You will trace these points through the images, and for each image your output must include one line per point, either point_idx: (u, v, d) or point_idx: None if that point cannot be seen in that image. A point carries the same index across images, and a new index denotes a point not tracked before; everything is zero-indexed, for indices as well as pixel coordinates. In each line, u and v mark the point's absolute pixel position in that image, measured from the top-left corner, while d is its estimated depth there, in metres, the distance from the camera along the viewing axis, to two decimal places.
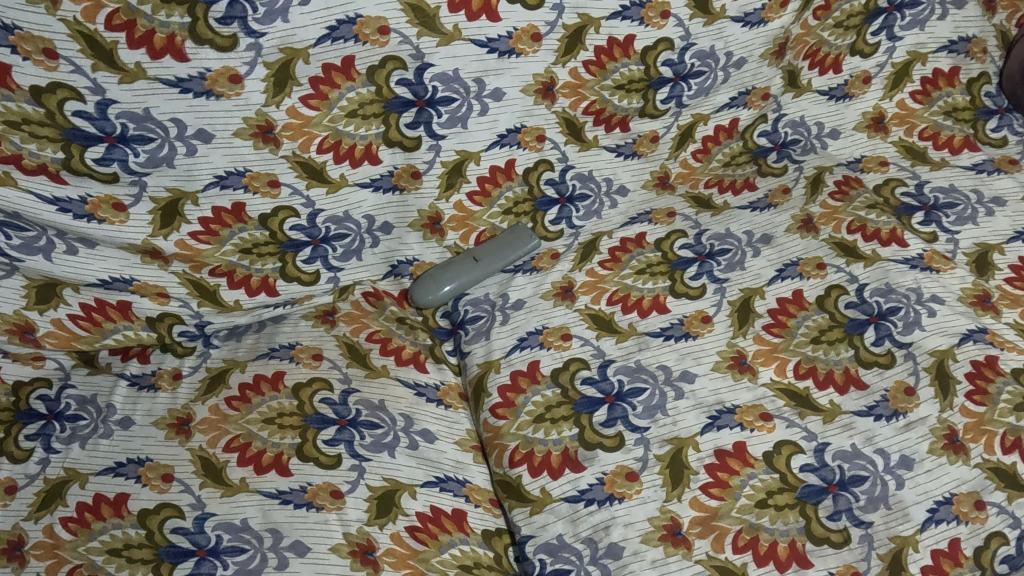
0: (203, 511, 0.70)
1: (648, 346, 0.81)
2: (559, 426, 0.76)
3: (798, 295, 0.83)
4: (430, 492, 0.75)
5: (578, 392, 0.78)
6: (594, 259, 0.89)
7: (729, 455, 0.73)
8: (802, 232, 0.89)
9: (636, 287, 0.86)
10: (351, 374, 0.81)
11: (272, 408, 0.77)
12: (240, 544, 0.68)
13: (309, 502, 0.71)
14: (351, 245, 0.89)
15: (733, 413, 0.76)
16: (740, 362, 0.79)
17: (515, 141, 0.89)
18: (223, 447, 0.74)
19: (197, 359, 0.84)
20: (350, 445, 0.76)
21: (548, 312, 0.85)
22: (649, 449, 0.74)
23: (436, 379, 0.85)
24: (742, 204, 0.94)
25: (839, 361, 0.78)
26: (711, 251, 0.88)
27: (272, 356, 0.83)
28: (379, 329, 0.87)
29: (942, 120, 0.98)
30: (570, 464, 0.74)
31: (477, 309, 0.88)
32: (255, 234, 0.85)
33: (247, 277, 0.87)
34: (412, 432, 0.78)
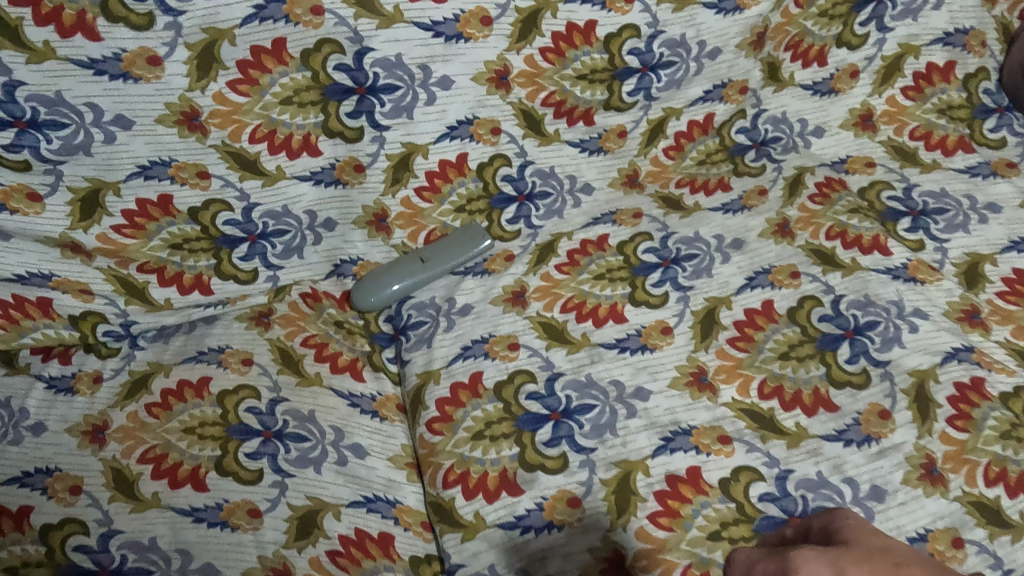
0: (109, 528, 0.66)
1: (601, 358, 0.74)
2: (498, 445, 0.69)
3: (768, 306, 0.77)
4: (356, 513, 0.69)
5: (522, 407, 0.71)
6: (550, 262, 0.82)
7: (681, 482, 0.66)
8: (777, 237, 0.82)
9: (593, 293, 0.78)
10: (281, 381, 0.75)
11: (194, 417, 0.73)
12: (146, 565, 0.65)
13: (225, 520, 0.67)
14: (291, 242, 0.83)
15: (688, 435, 0.69)
16: (700, 379, 0.72)
17: (468, 134, 0.83)
18: (138, 458, 0.70)
19: (120, 361, 0.78)
20: (273, 460, 0.70)
21: (495, 319, 0.77)
22: (595, 472, 0.67)
23: (373, 389, 0.77)
24: (715, 205, 0.86)
25: (808, 379, 0.72)
26: (677, 256, 0.81)
27: (199, 360, 0.77)
28: (316, 332, 0.79)
29: (935, 118, 0.91)
30: (508, 486, 0.67)
31: (421, 314, 0.80)
32: (185, 228, 0.79)
33: (179, 274, 0.81)
34: (343, 446, 0.72)
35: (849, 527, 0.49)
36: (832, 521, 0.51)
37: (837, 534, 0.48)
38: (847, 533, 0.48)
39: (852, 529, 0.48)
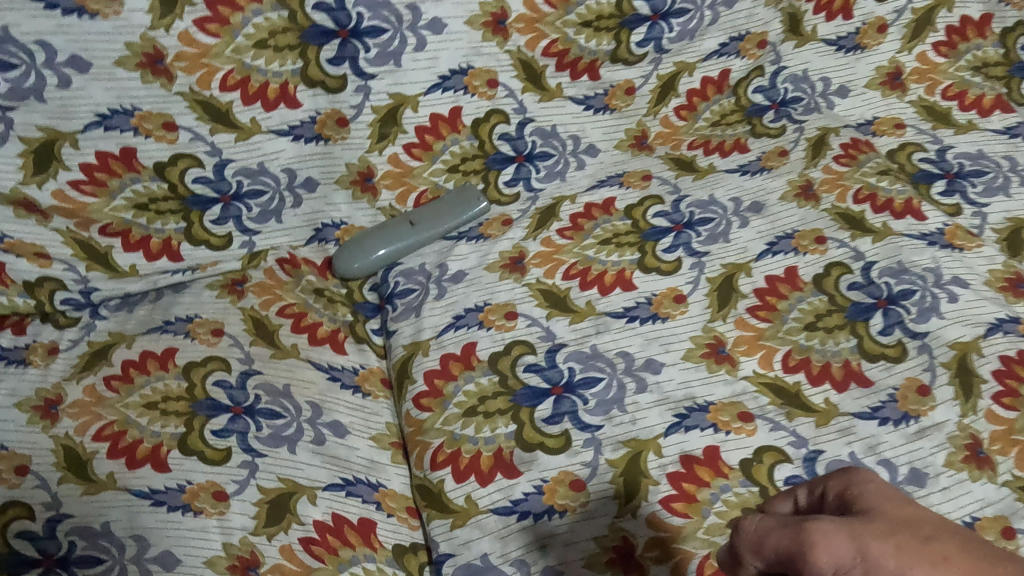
0: (57, 512, 0.59)
1: (607, 328, 0.67)
2: (493, 422, 0.62)
3: (792, 273, 0.70)
4: (334, 496, 0.61)
5: (520, 380, 0.64)
6: (552, 226, 0.75)
7: (698, 463, 0.59)
8: (800, 200, 0.75)
9: (598, 259, 0.71)
10: (254, 353, 0.68)
11: (156, 391, 0.66)
12: (97, 553, 0.57)
13: (186, 504, 0.60)
14: (268, 205, 0.76)
15: (706, 411, 0.62)
16: (717, 351, 0.65)
17: (461, 86, 0.76)
18: (93, 435, 0.63)
19: (79, 331, 0.71)
20: (243, 438, 0.63)
21: (491, 287, 0.70)
22: (600, 453, 0.60)
23: (356, 362, 0.70)
24: (730, 166, 0.79)
25: (837, 352, 0.65)
26: (691, 221, 0.74)
27: (164, 331, 0.70)
28: (294, 302, 0.73)
29: (970, 76, 0.84)
30: (503, 467, 0.60)
31: (410, 281, 0.73)
32: (151, 186, 0.72)
33: (145, 239, 0.74)
34: (320, 424, 0.65)
35: (880, 491, 0.35)
36: (849, 474, 0.37)
37: (862, 502, 0.34)
38: (879, 504, 0.34)
39: (885, 499, 0.34)
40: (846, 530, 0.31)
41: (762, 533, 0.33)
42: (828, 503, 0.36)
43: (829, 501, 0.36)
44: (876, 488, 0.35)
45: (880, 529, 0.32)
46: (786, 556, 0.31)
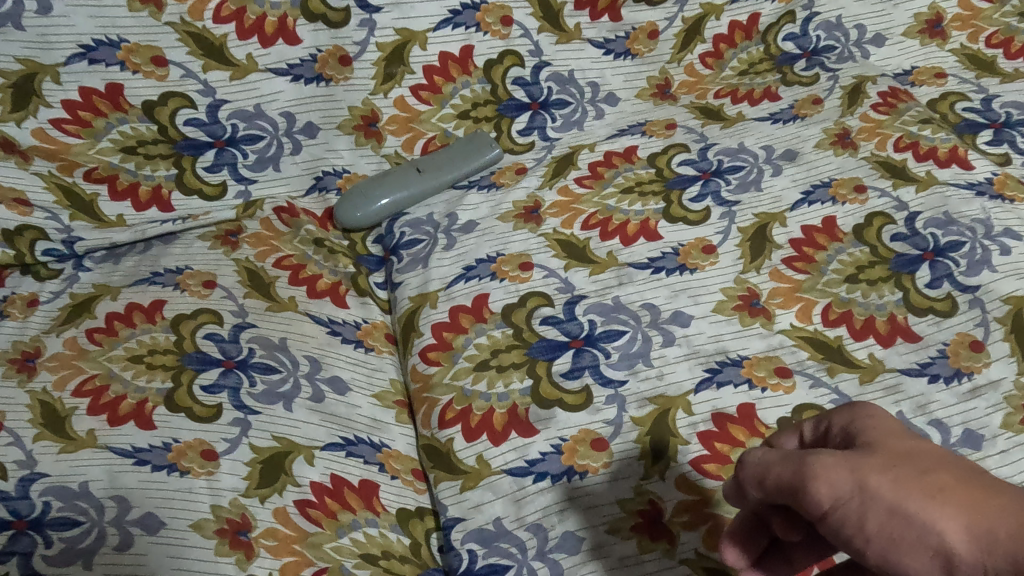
0: (31, 471, 0.52)
1: (630, 279, 0.61)
2: (507, 377, 0.57)
3: (830, 223, 0.64)
4: (333, 457, 0.56)
5: (536, 333, 0.59)
6: (569, 175, 0.70)
7: (732, 422, 0.54)
8: (837, 148, 0.70)
9: (620, 208, 0.66)
10: (249, 306, 0.63)
11: (142, 344, 0.60)
12: (73, 515, 0.50)
13: (172, 464, 0.53)
14: (266, 151, 0.71)
15: (739, 366, 0.57)
16: (751, 303, 0.60)
17: (473, 22, 0.72)
18: (73, 391, 0.57)
19: (62, 284, 0.65)
20: (235, 394, 0.58)
21: (504, 237, 0.65)
22: (624, 410, 0.55)
23: (358, 316, 0.65)
24: (761, 114, 0.74)
25: (882, 305, 0.60)
26: (719, 168, 0.69)
27: (152, 283, 0.64)
28: (292, 253, 0.68)
29: (1016, 23, 0.80)
30: (517, 425, 0.55)
31: (417, 231, 0.68)
32: (139, 127, 0.67)
33: (133, 186, 0.69)
34: (319, 380, 0.60)
35: (884, 426, 0.31)
36: (855, 408, 0.33)
37: (866, 436, 0.31)
38: (883, 433, 0.31)
39: (891, 428, 0.31)
40: (843, 463, 0.29)
41: (763, 466, 0.31)
42: (832, 438, 0.33)
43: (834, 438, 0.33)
44: (884, 421, 0.32)
45: (880, 463, 0.28)
46: (787, 488, 0.30)
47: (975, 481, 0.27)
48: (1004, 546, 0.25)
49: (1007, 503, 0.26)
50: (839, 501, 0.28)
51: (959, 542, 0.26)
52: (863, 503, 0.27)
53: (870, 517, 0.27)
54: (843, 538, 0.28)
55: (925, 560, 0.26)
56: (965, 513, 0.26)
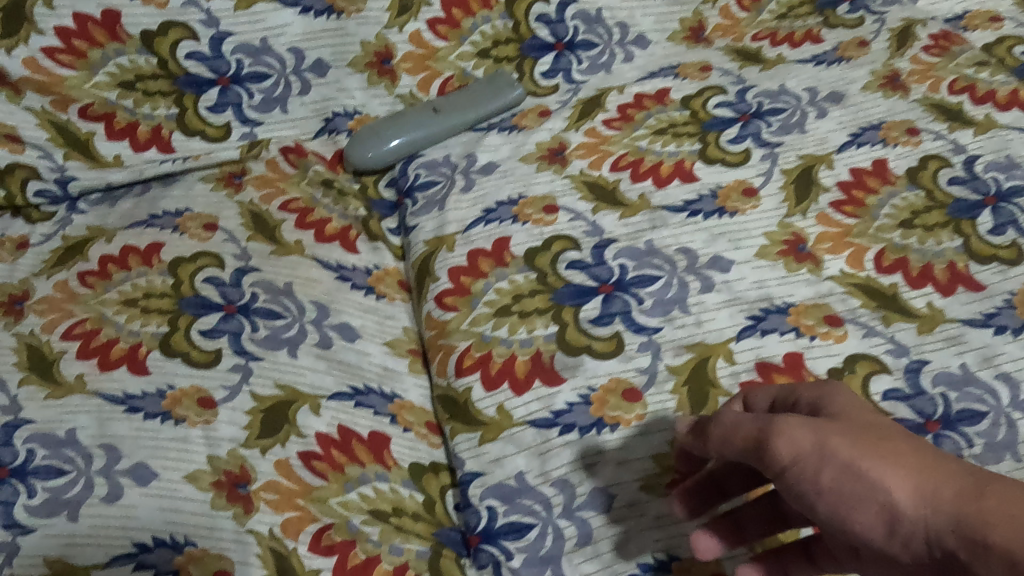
0: (16, 417, 0.47)
1: (665, 223, 0.57)
2: (530, 322, 0.53)
3: (881, 166, 0.59)
4: (341, 407, 0.51)
5: (562, 278, 0.54)
6: (597, 117, 0.65)
7: (777, 372, 0.49)
8: (887, 90, 0.65)
9: (652, 150, 0.61)
10: (252, 250, 0.58)
11: (137, 287, 0.55)
12: (59, 464, 0.45)
13: (166, 412, 0.48)
14: (272, 91, 0.67)
15: (785, 314, 0.52)
16: (797, 248, 0.55)
17: None
18: (62, 333, 0.52)
19: (54, 227, 0.61)
20: (236, 339, 0.53)
21: (527, 179, 0.61)
22: (659, 358, 0.50)
23: (369, 262, 0.61)
24: (802, 57, 0.69)
25: (940, 252, 0.54)
26: (759, 110, 0.64)
27: (149, 226, 0.59)
28: (299, 196, 0.63)
29: None
30: (542, 374, 0.50)
31: (433, 173, 0.63)
32: (138, 60, 0.64)
33: (132, 126, 0.64)
34: (326, 326, 0.55)
35: (847, 403, 0.34)
36: (821, 385, 0.35)
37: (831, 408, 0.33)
38: (846, 408, 0.33)
39: (852, 404, 0.34)
40: (808, 425, 0.31)
41: (732, 426, 0.33)
42: (797, 408, 0.35)
43: (798, 409, 0.35)
44: (846, 396, 0.35)
45: (839, 425, 0.31)
46: (752, 444, 0.32)
47: (922, 447, 0.30)
48: (948, 504, 0.28)
49: (948, 469, 0.29)
50: (798, 457, 0.30)
51: (905, 501, 0.29)
52: (822, 460, 0.30)
53: (827, 473, 0.30)
54: (799, 493, 0.31)
55: (871, 514, 0.29)
56: (913, 476, 0.29)
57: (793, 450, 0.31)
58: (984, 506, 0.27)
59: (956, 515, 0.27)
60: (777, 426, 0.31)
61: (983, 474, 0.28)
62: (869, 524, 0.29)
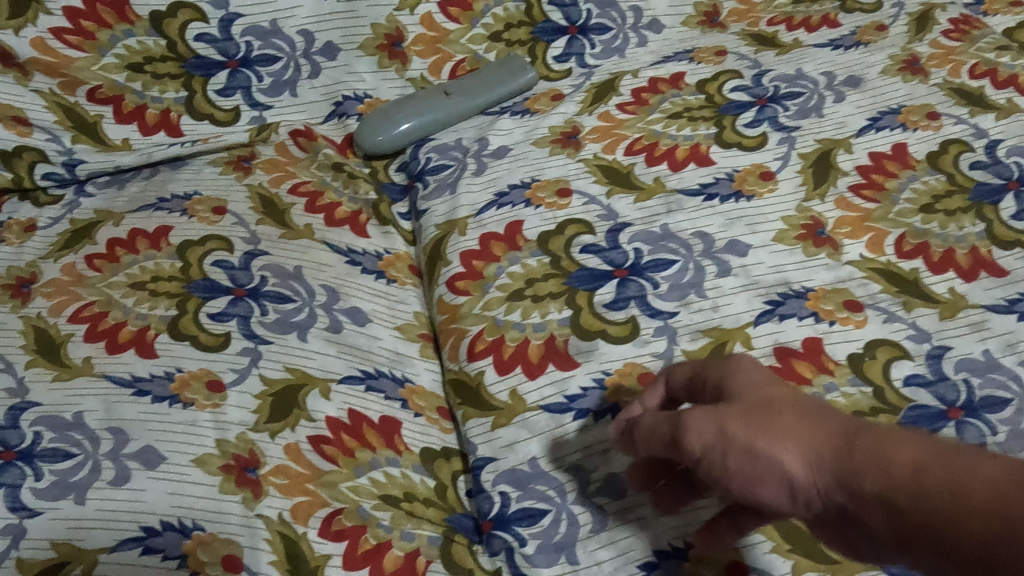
0: (23, 400, 0.46)
1: (681, 206, 0.56)
2: (544, 306, 0.52)
3: (901, 150, 0.58)
4: (351, 391, 0.51)
5: (575, 262, 0.53)
6: (611, 101, 0.64)
7: (796, 357, 0.48)
8: (906, 74, 0.63)
9: (667, 134, 0.60)
10: (261, 233, 0.58)
11: (145, 271, 0.54)
12: (67, 447, 0.44)
13: (174, 395, 0.47)
14: (282, 74, 0.67)
15: (804, 299, 0.51)
16: (815, 232, 0.54)
17: None
18: (69, 316, 0.51)
19: (61, 210, 0.59)
20: (245, 322, 0.52)
21: (539, 162, 0.60)
22: (675, 343, 0.49)
23: (380, 246, 0.60)
24: (819, 41, 0.68)
25: (962, 237, 0.53)
26: (776, 94, 0.63)
27: (158, 209, 0.58)
28: (309, 180, 0.63)
29: None
30: (555, 358, 0.50)
31: (444, 157, 0.63)
32: (146, 42, 0.63)
33: (140, 109, 0.64)
34: (336, 310, 0.54)
35: (750, 375, 0.35)
36: (727, 361, 0.36)
37: (733, 385, 0.34)
38: (747, 382, 0.34)
39: (753, 376, 0.34)
40: (711, 414, 0.32)
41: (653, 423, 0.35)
42: (705, 388, 0.36)
43: (708, 388, 0.36)
44: (747, 368, 0.35)
45: (736, 408, 0.32)
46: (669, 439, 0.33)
47: (812, 412, 0.31)
48: (839, 468, 0.28)
49: (837, 429, 0.30)
50: (705, 449, 0.31)
51: (802, 470, 0.29)
52: (723, 448, 0.31)
53: (730, 458, 0.31)
54: (714, 478, 0.32)
55: (774, 487, 0.30)
56: (808, 445, 0.30)
57: (700, 439, 0.32)
58: (868, 464, 0.28)
59: (844, 478, 0.28)
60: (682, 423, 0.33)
61: (863, 431, 0.29)
62: (775, 496, 0.30)
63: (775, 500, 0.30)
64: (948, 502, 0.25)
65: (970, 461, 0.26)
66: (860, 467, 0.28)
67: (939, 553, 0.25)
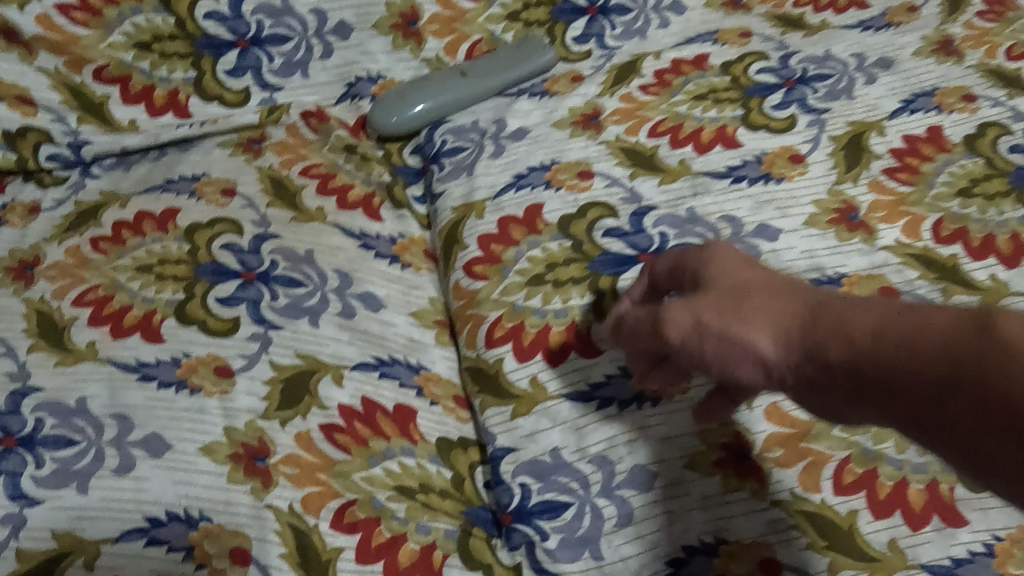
0: (24, 385, 0.44)
1: (708, 189, 0.54)
2: (566, 292, 0.50)
3: (936, 133, 0.56)
4: (364, 378, 0.49)
5: (598, 247, 0.51)
6: (632, 82, 0.62)
7: None
8: (940, 56, 0.61)
9: (692, 116, 0.58)
10: (272, 216, 0.56)
11: (152, 254, 0.52)
12: (69, 434, 0.42)
13: (181, 381, 0.45)
14: (294, 55, 0.65)
15: (838, 285, 0.48)
16: (848, 216, 0.52)
17: None
18: (73, 300, 0.49)
19: (66, 191, 0.58)
20: (254, 307, 0.50)
21: (559, 145, 0.58)
22: None
23: (394, 230, 0.58)
24: (848, 23, 0.66)
25: (1003, 223, 0.50)
26: (804, 76, 0.60)
27: (165, 191, 0.56)
28: (321, 162, 0.61)
29: None
30: (578, 345, 0.48)
31: (461, 139, 0.61)
32: (154, 20, 0.61)
33: (148, 90, 0.62)
34: (349, 295, 0.52)
35: (724, 262, 0.35)
36: (700, 251, 0.37)
37: (707, 275, 0.35)
38: (719, 270, 0.35)
39: (726, 263, 0.35)
40: (685, 306, 0.33)
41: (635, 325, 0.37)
42: (685, 280, 0.37)
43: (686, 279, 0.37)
44: (719, 255, 0.36)
45: (709, 298, 0.33)
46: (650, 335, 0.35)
47: (784, 291, 0.33)
48: (803, 343, 0.30)
49: (799, 307, 0.31)
50: (685, 339, 0.33)
51: (771, 350, 0.31)
52: (700, 336, 0.32)
53: (704, 346, 0.32)
54: (693, 365, 0.34)
55: (748, 367, 0.32)
56: (775, 325, 0.31)
57: (676, 333, 0.33)
58: (828, 335, 0.29)
59: (808, 349, 0.30)
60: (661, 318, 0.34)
61: (828, 304, 0.31)
62: (749, 376, 0.32)
63: (750, 378, 0.32)
64: (903, 358, 0.26)
65: (921, 317, 0.27)
66: (822, 340, 0.29)
67: (896, 402, 0.27)
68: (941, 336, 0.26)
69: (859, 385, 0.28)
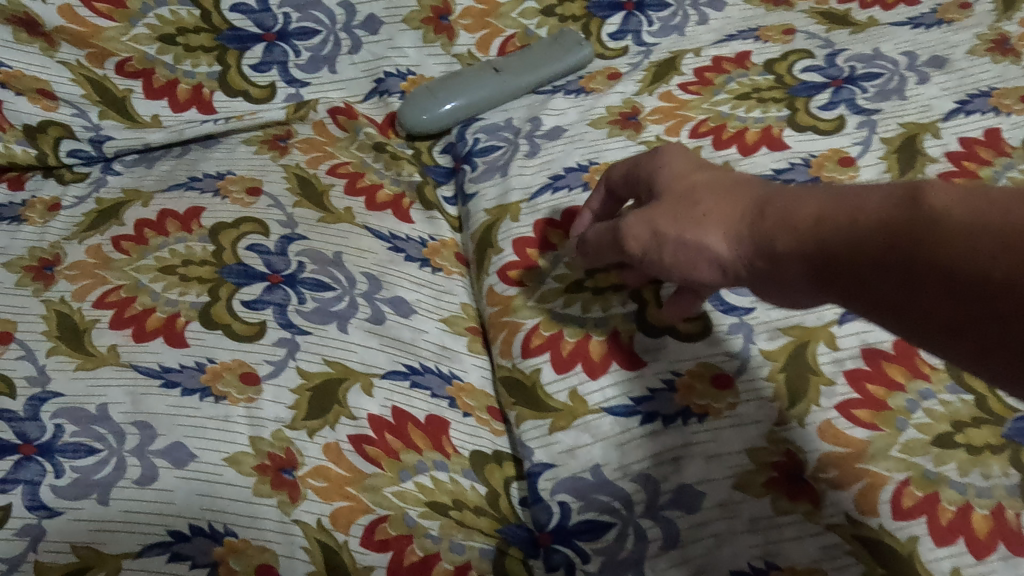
0: (44, 390, 0.42)
1: None
2: (607, 300, 0.48)
3: (994, 134, 0.53)
4: (394, 387, 0.46)
5: None
6: (671, 80, 0.59)
7: (886, 360, 0.43)
8: (995, 54, 0.58)
9: (736, 116, 0.56)
10: (298, 216, 0.54)
11: (176, 254, 0.50)
12: (89, 442, 0.40)
13: (206, 388, 0.43)
14: (321, 49, 0.64)
15: None
16: None
17: None
18: (95, 301, 0.47)
19: (87, 188, 0.56)
20: (281, 311, 0.48)
21: (597, 144, 0.55)
22: (752, 341, 0.45)
23: (424, 232, 0.56)
24: (896, 20, 0.63)
25: None
26: (852, 75, 0.58)
27: (189, 188, 0.55)
28: (348, 161, 0.59)
29: None
30: (620, 356, 0.46)
31: (494, 138, 0.58)
32: (180, 12, 0.61)
33: (172, 85, 0.61)
34: (379, 299, 0.50)
35: (677, 172, 0.39)
36: (656, 165, 0.40)
37: (662, 187, 0.39)
38: (672, 181, 0.38)
39: (679, 173, 0.38)
40: (644, 218, 0.37)
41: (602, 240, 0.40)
42: (644, 192, 0.41)
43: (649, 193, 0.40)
44: (673, 166, 0.39)
45: (664, 207, 0.36)
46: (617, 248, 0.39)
47: (731, 188, 0.35)
48: (749, 237, 0.32)
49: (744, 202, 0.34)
50: (644, 248, 0.37)
51: (723, 245, 0.33)
52: (657, 243, 0.36)
53: (663, 253, 0.36)
54: (659, 271, 0.37)
55: (705, 266, 0.34)
56: (722, 222, 0.34)
57: (637, 244, 0.37)
58: (770, 224, 0.31)
59: (754, 239, 0.32)
60: (624, 232, 0.38)
61: (772, 196, 0.33)
62: (709, 274, 0.35)
63: (710, 277, 0.35)
64: (840, 231, 0.28)
65: (858, 199, 0.28)
66: (762, 230, 0.32)
67: (834, 276, 0.28)
68: (876, 208, 0.27)
69: (806, 266, 0.29)
